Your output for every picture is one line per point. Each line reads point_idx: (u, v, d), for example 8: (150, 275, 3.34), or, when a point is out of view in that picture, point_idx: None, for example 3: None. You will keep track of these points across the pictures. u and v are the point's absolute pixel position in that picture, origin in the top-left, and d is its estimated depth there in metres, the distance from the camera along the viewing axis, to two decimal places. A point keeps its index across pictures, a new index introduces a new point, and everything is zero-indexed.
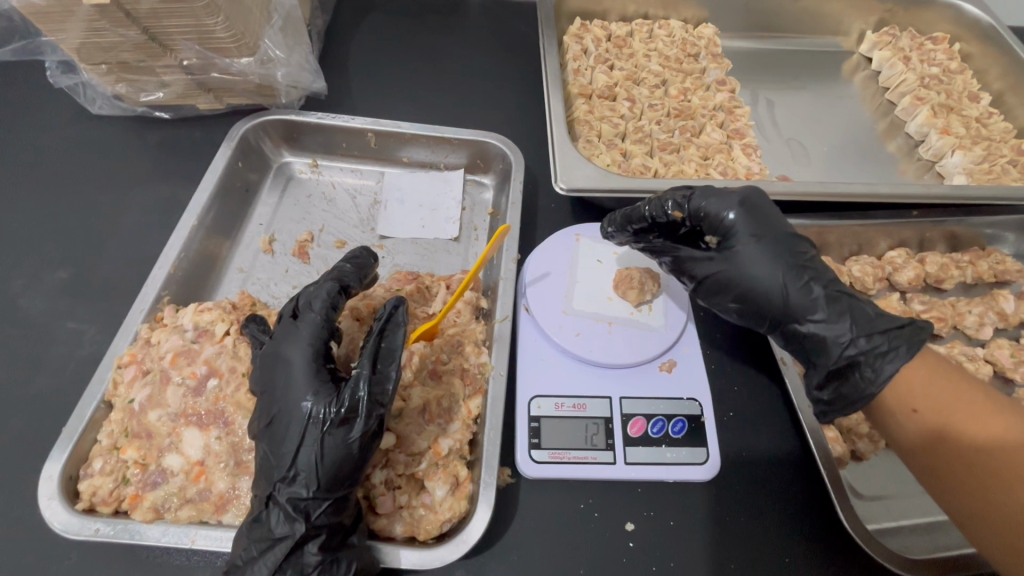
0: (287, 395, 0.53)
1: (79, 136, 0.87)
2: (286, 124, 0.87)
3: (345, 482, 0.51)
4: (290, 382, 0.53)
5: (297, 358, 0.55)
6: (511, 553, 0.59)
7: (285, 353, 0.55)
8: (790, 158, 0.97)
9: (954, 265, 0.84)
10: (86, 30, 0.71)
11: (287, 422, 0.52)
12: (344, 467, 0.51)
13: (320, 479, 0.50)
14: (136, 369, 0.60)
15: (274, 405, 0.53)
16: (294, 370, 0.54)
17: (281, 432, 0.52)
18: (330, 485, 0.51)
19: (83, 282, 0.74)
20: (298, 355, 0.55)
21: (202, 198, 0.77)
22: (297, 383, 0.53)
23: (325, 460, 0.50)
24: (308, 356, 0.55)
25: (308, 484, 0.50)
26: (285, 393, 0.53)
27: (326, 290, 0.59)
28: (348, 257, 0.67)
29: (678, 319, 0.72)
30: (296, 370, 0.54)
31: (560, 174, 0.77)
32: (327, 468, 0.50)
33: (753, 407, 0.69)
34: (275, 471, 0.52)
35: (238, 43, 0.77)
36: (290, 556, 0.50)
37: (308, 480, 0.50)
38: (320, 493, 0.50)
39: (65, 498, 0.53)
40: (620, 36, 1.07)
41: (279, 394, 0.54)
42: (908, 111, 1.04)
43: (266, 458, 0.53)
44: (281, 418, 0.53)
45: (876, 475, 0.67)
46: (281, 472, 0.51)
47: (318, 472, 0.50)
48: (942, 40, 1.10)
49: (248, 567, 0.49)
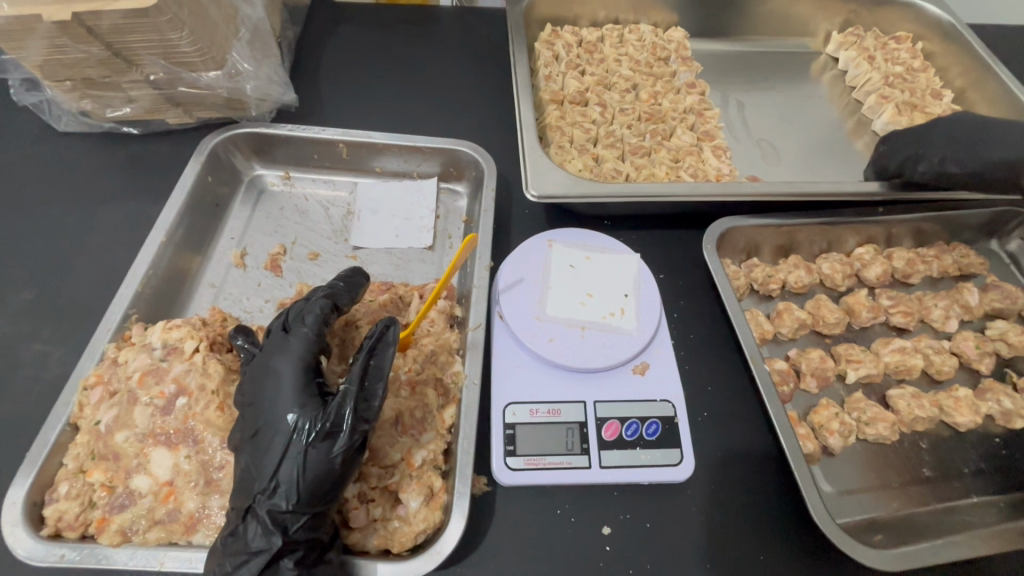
0: (273, 407, 0.53)
1: (45, 154, 0.86)
2: (257, 137, 0.87)
3: (325, 497, 0.51)
4: (276, 395, 0.53)
5: (285, 372, 0.55)
6: (487, 562, 0.58)
7: (274, 365, 0.56)
8: (760, 158, 0.99)
9: (920, 260, 0.85)
10: (47, 47, 0.71)
11: (270, 435, 0.52)
12: (325, 481, 0.51)
13: (301, 493, 0.50)
14: (103, 390, 0.60)
15: (259, 416, 0.53)
16: (281, 383, 0.54)
17: (264, 444, 0.52)
18: (310, 500, 0.50)
19: (51, 303, 0.73)
20: (287, 368, 0.55)
21: (171, 214, 0.76)
22: (283, 395, 0.53)
23: (307, 474, 0.50)
24: (297, 369, 0.55)
25: (288, 497, 0.50)
26: (271, 406, 0.53)
27: (319, 308, 0.60)
28: (342, 274, 0.68)
29: (651, 321, 0.72)
30: (284, 384, 0.54)
31: (531, 182, 0.77)
32: (308, 482, 0.50)
33: (726, 407, 0.70)
34: (255, 483, 0.51)
35: (205, 57, 0.77)
36: (265, 570, 0.49)
37: (287, 493, 0.50)
38: (300, 507, 0.50)
39: (30, 525, 0.52)
40: (591, 41, 1.08)
41: (265, 406, 0.53)
42: (874, 109, 1.06)
43: (246, 471, 0.52)
44: (265, 431, 0.52)
45: (848, 471, 0.68)
46: (262, 484, 0.50)
47: (301, 486, 0.50)
48: (905, 40, 1.13)
49: None
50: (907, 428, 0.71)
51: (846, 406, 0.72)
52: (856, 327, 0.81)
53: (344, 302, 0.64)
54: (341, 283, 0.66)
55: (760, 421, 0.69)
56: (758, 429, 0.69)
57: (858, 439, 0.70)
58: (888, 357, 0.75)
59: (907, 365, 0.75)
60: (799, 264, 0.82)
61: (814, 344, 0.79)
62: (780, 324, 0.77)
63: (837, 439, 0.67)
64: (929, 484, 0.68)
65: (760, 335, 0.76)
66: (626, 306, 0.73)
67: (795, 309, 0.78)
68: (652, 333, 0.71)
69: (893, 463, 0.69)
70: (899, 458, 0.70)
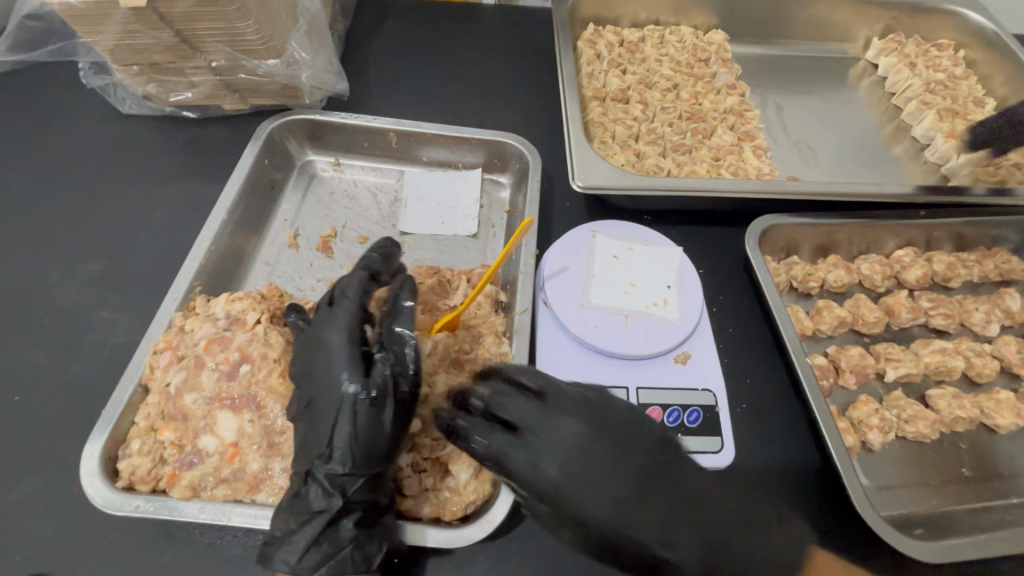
0: (326, 376, 0.55)
1: (109, 134, 0.90)
2: (311, 124, 0.90)
3: (378, 462, 0.54)
4: (329, 365, 0.55)
5: (335, 342, 0.56)
6: (532, 536, 0.60)
7: (324, 336, 0.57)
8: (799, 159, 1.00)
9: (961, 264, 0.85)
10: (121, 32, 0.74)
11: (326, 403, 0.54)
12: (380, 448, 0.53)
13: (356, 458, 0.53)
14: (171, 354, 0.63)
15: (312, 387, 0.55)
16: (332, 353, 0.56)
17: (320, 412, 0.54)
18: (365, 462, 0.53)
19: (117, 274, 0.76)
20: (336, 339, 0.57)
21: (231, 194, 0.79)
22: (334, 365, 0.55)
23: (362, 439, 0.53)
24: (345, 339, 0.56)
25: (344, 462, 0.52)
26: (325, 375, 0.55)
27: (359, 280, 0.61)
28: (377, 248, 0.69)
29: (694, 312, 0.74)
30: (335, 354, 0.56)
31: (577, 172, 0.79)
32: (363, 447, 0.53)
33: (766, 400, 0.71)
34: (313, 449, 0.54)
35: (267, 45, 0.80)
36: (325, 528, 0.52)
37: (345, 458, 0.52)
38: (356, 470, 0.53)
39: (106, 477, 0.55)
40: (632, 41, 1.09)
41: (318, 375, 0.55)
42: (914, 115, 1.06)
43: (304, 437, 0.55)
44: (321, 399, 0.54)
45: (886, 467, 0.69)
46: (319, 449, 0.53)
47: (354, 450, 0.52)
48: (947, 47, 1.13)
49: (287, 538, 0.51)
50: (947, 428, 0.72)
51: (884, 404, 0.73)
52: (895, 328, 0.81)
53: (379, 273, 0.66)
54: (374, 255, 0.68)
55: (798, 414, 0.70)
56: (797, 422, 0.70)
57: (897, 436, 0.71)
58: (929, 358, 0.76)
59: (947, 366, 0.75)
60: (839, 263, 0.83)
61: (852, 342, 0.80)
62: (820, 322, 0.78)
63: (876, 434, 0.68)
64: (969, 483, 0.68)
65: (800, 331, 0.77)
66: (669, 297, 0.75)
67: (835, 307, 0.79)
68: (694, 323, 0.73)
69: (931, 460, 0.70)
70: (939, 456, 0.70)
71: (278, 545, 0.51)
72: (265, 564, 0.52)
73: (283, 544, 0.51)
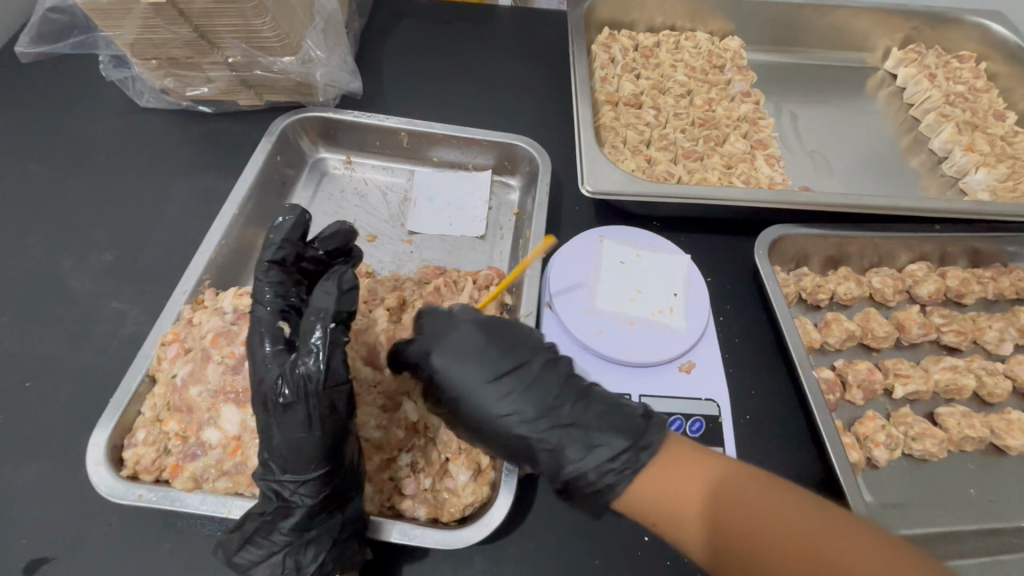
0: (264, 370, 0.54)
1: (126, 126, 0.91)
2: (324, 121, 0.91)
3: (309, 464, 0.52)
4: (256, 359, 0.55)
5: (257, 343, 0.56)
6: (528, 541, 0.60)
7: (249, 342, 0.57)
8: (812, 169, 0.99)
9: (975, 280, 0.84)
10: (141, 26, 0.75)
11: (264, 394, 0.53)
12: (315, 451, 0.52)
13: (288, 461, 0.53)
14: (179, 347, 0.63)
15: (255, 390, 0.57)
16: (253, 355, 0.55)
17: (259, 408, 0.54)
18: (297, 467, 0.53)
19: (129, 265, 0.78)
20: (254, 344, 0.56)
21: (243, 189, 0.80)
22: (254, 369, 0.55)
23: (291, 445, 0.52)
24: (258, 343, 0.56)
25: (279, 465, 0.53)
26: (256, 369, 0.54)
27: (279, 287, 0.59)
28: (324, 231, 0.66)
29: (700, 320, 0.73)
30: (257, 347, 0.55)
31: (586, 176, 0.79)
32: (294, 454, 0.52)
33: (770, 412, 0.70)
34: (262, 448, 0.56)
35: (283, 43, 0.80)
36: (267, 526, 0.53)
37: (277, 459, 0.53)
38: (291, 473, 0.53)
39: (111, 465, 0.56)
40: (647, 46, 1.09)
41: (253, 367, 0.55)
42: (932, 127, 1.05)
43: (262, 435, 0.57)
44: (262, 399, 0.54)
45: (891, 484, 0.68)
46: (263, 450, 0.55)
47: (285, 454, 0.53)
48: (969, 59, 1.11)
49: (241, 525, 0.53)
50: (955, 447, 0.70)
51: (891, 420, 0.72)
52: (905, 343, 0.80)
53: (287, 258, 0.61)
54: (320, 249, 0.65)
55: (802, 428, 0.69)
56: (801, 437, 0.69)
57: (903, 454, 0.70)
58: (938, 375, 0.75)
59: (958, 385, 0.74)
60: (849, 276, 0.82)
61: (861, 356, 0.79)
62: (828, 334, 0.77)
63: (882, 451, 0.68)
64: (975, 504, 0.67)
65: (807, 343, 0.77)
66: (676, 304, 0.74)
67: (844, 320, 0.78)
68: (700, 332, 0.72)
69: (938, 480, 0.69)
70: (945, 476, 0.69)
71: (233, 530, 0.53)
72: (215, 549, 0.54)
73: (237, 530, 0.53)
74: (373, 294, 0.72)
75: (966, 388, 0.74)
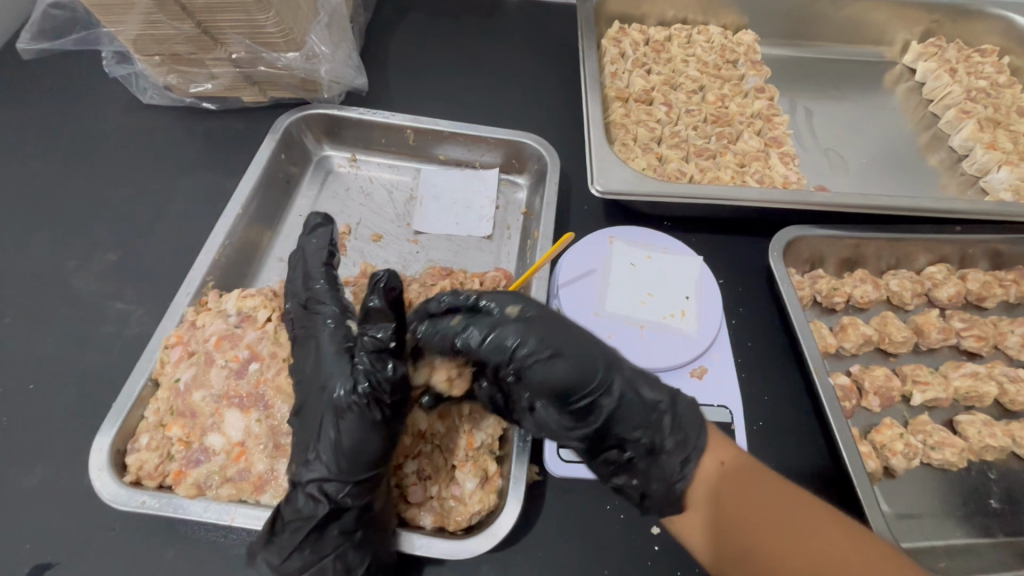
0: (316, 378, 0.56)
1: (129, 123, 0.90)
2: (329, 118, 0.89)
3: (364, 468, 0.52)
4: (318, 365, 0.57)
5: (320, 341, 0.58)
6: (536, 550, 0.59)
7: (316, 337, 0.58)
8: (828, 168, 0.96)
9: (997, 283, 0.82)
10: (143, 22, 0.73)
11: (317, 406, 0.55)
12: (372, 452, 0.52)
13: (340, 465, 0.51)
14: (182, 350, 0.63)
15: (307, 391, 0.56)
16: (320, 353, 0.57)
17: (313, 415, 0.55)
18: (350, 469, 0.51)
19: (132, 265, 0.77)
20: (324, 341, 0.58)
21: (247, 188, 0.79)
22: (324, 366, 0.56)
23: (346, 447, 0.51)
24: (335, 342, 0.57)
25: (329, 468, 0.51)
26: (314, 377, 0.56)
27: (321, 278, 0.63)
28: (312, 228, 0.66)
29: (712, 324, 0.72)
30: (323, 354, 0.57)
31: (596, 175, 0.77)
32: (347, 453, 0.51)
33: (785, 419, 0.69)
34: (302, 454, 0.53)
35: (287, 39, 0.79)
36: (309, 536, 0.51)
37: (329, 461, 0.52)
38: (342, 476, 0.51)
39: (114, 470, 0.56)
40: (658, 41, 1.06)
41: (308, 378, 0.57)
42: (952, 124, 1.02)
43: (299, 439, 0.55)
44: (319, 399, 0.55)
45: (908, 493, 0.66)
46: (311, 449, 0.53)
47: (338, 455, 0.52)
48: (991, 53, 1.08)
49: (280, 532, 0.51)
50: (975, 456, 0.69)
51: (910, 428, 0.70)
52: (924, 348, 0.78)
53: (332, 259, 0.65)
54: (313, 239, 0.66)
55: (817, 435, 0.68)
56: (816, 444, 0.67)
57: (922, 462, 0.68)
58: (958, 381, 0.73)
59: (978, 392, 0.72)
60: (866, 278, 0.80)
61: (877, 362, 0.77)
62: (844, 339, 0.75)
63: (899, 460, 0.66)
64: (997, 516, 0.65)
65: (823, 348, 0.75)
66: (687, 308, 0.73)
67: (861, 324, 0.76)
68: (712, 336, 0.71)
69: (956, 489, 0.67)
70: (964, 486, 0.67)
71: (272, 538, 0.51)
72: (251, 560, 0.51)
73: (277, 534, 0.51)
74: None
75: (987, 393, 0.72)
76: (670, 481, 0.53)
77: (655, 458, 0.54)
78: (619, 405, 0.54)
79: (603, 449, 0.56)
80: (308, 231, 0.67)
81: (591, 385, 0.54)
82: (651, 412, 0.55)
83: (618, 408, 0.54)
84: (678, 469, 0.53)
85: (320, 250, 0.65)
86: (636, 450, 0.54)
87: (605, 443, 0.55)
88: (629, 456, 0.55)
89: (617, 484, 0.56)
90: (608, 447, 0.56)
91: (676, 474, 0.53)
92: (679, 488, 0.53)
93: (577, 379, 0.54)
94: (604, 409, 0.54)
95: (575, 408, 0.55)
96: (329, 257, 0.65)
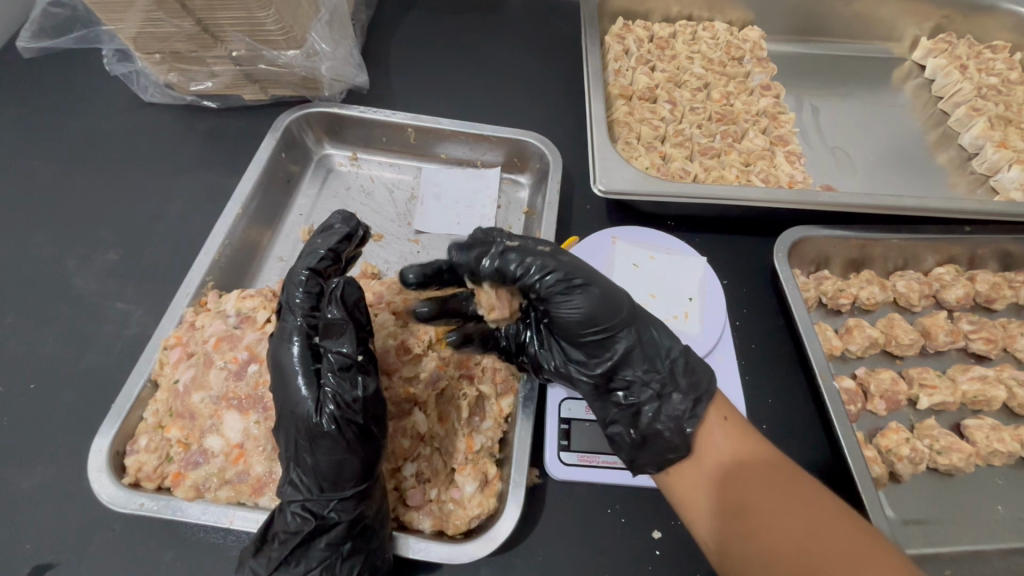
0: (286, 399, 0.54)
1: (130, 122, 0.90)
2: (330, 117, 0.88)
3: (347, 483, 0.51)
4: (286, 387, 0.54)
5: (286, 360, 0.54)
6: (535, 554, 0.59)
7: (280, 355, 0.55)
8: (834, 167, 0.95)
9: (1007, 284, 0.80)
10: (143, 20, 0.72)
11: (290, 428, 0.53)
12: (349, 471, 0.51)
13: (322, 482, 0.51)
14: (181, 351, 0.62)
15: (280, 409, 0.54)
16: (286, 371, 0.54)
17: (288, 436, 0.53)
18: (336, 483, 0.51)
19: (133, 265, 0.76)
20: (287, 357, 0.55)
21: (246, 187, 0.78)
22: (290, 386, 0.53)
23: (325, 469, 0.51)
24: (301, 358, 0.54)
25: (310, 487, 0.52)
26: (285, 398, 0.54)
27: (301, 285, 0.58)
28: (320, 228, 0.63)
29: (716, 326, 0.71)
30: (291, 375, 0.54)
31: (599, 175, 0.76)
32: (326, 475, 0.51)
33: (788, 422, 0.68)
34: (287, 471, 0.53)
35: (288, 36, 0.78)
36: (297, 550, 0.51)
37: (313, 479, 0.52)
38: (326, 492, 0.52)
39: (112, 472, 0.56)
40: (663, 37, 1.04)
41: (281, 398, 0.54)
42: (963, 122, 1.00)
43: (284, 454, 0.54)
44: (293, 421, 0.53)
45: (914, 499, 0.66)
46: (295, 467, 0.53)
47: (319, 474, 0.51)
48: (1002, 49, 1.06)
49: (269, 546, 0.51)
50: (982, 461, 0.68)
51: (916, 432, 0.69)
52: (931, 350, 0.77)
53: (325, 267, 0.60)
54: (319, 239, 0.61)
55: (822, 440, 0.67)
56: (820, 448, 0.66)
57: (927, 467, 0.67)
58: (967, 385, 0.72)
59: (986, 396, 0.71)
60: (873, 279, 0.79)
61: (883, 364, 0.76)
62: (849, 341, 0.74)
63: (905, 465, 0.65)
64: (1004, 521, 0.65)
65: (828, 350, 0.74)
66: (690, 310, 0.72)
67: (867, 326, 0.75)
68: (716, 339, 0.70)
69: (963, 495, 0.66)
70: (971, 491, 0.67)
71: (263, 548, 0.52)
72: (240, 568, 0.52)
73: (268, 545, 0.52)
74: (380, 296, 0.69)
75: (996, 396, 0.71)
76: (680, 424, 0.54)
77: (664, 400, 0.56)
78: (637, 347, 0.56)
79: (612, 390, 0.58)
80: (324, 229, 0.63)
81: (618, 321, 0.56)
82: (665, 354, 0.57)
83: (636, 348, 0.57)
84: (686, 411, 0.54)
85: (315, 253, 0.60)
86: (646, 392, 0.56)
87: (614, 381, 0.57)
88: (638, 397, 0.56)
89: (618, 427, 0.57)
90: (616, 387, 0.58)
91: (682, 416, 0.54)
92: (685, 430, 0.53)
93: (599, 315, 0.55)
94: (621, 349, 0.56)
95: (595, 344, 0.57)
96: (321, 262, 0.60)
